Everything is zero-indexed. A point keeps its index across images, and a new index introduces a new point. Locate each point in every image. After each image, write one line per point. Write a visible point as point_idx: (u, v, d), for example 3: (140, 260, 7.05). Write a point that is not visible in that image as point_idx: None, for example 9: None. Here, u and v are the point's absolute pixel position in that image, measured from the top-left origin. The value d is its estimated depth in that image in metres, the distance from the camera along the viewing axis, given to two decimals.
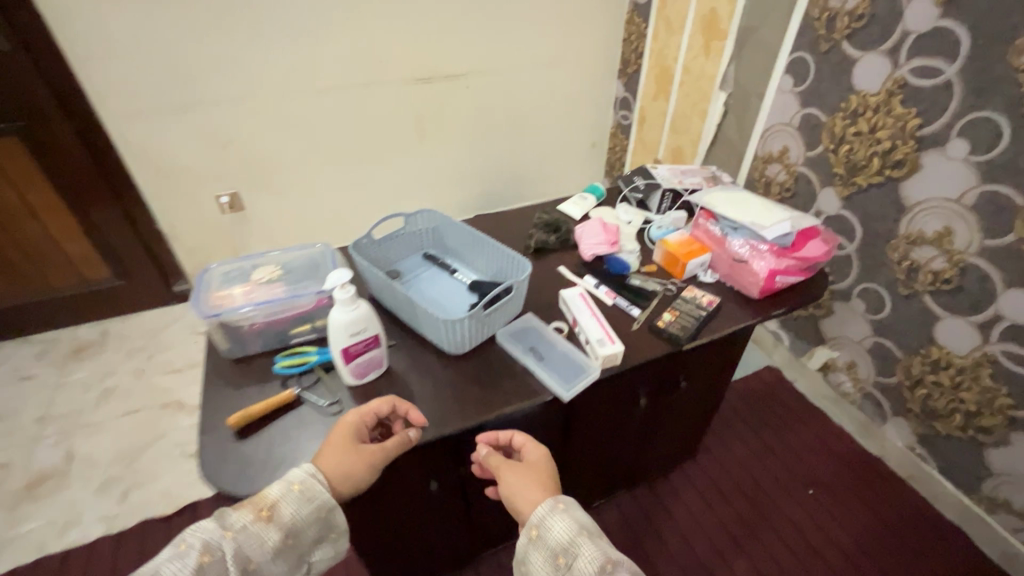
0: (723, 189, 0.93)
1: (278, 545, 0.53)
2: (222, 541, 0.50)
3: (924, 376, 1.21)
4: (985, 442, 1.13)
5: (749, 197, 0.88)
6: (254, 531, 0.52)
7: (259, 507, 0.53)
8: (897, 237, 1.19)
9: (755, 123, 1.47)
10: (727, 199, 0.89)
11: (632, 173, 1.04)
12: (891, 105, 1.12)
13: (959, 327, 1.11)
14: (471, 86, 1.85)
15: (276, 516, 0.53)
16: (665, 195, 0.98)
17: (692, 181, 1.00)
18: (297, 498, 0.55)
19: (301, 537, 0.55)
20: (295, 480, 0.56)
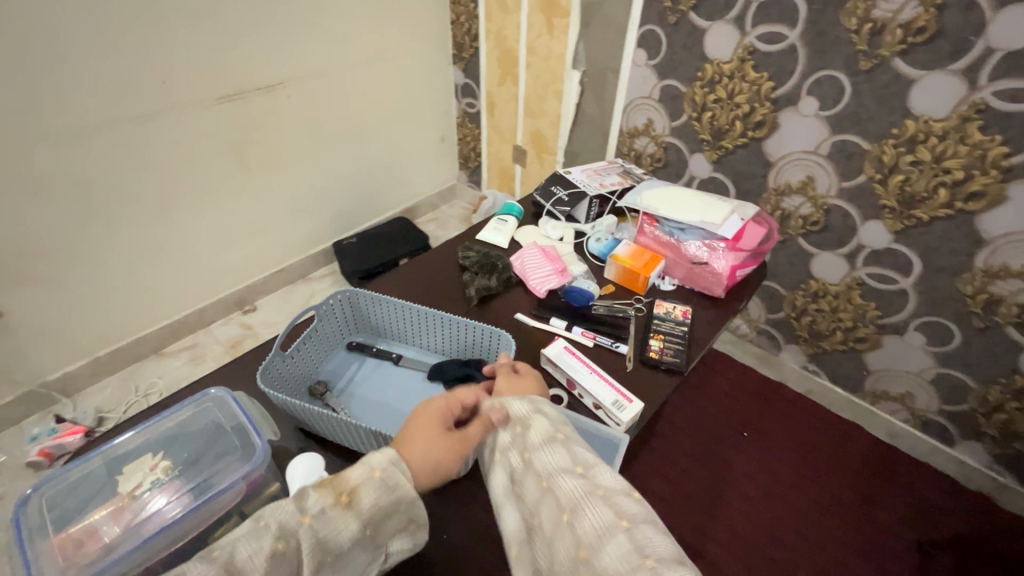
0: (654, 186, 0.88)
1: (356, 536, 0.47)
2: (300, 530, 0.44)
3: (807, 306, 1.37)
4: (862, 349, 1.32)
5: (687, 193, 0.84)
6: (333, 518, 0.45)
7: (339, 491, 0.46)
8: (767, 191, 1.29)
9: (616, 99, 1.47)
10: (665, 198, 0.84)
11: (548, 183, 0.94)
12: (745, 71, 1.18)
13: (830, 260, 1.26)
14: (293, 96, 1.53)
15: (355, 506, 0.46)
16: (593, 203, 0.90)
17: (612, 181, 0.94)
18: (379, 489, 0.47)
19: (379, 528, 0.48)
20: (376, 467, 0.48)
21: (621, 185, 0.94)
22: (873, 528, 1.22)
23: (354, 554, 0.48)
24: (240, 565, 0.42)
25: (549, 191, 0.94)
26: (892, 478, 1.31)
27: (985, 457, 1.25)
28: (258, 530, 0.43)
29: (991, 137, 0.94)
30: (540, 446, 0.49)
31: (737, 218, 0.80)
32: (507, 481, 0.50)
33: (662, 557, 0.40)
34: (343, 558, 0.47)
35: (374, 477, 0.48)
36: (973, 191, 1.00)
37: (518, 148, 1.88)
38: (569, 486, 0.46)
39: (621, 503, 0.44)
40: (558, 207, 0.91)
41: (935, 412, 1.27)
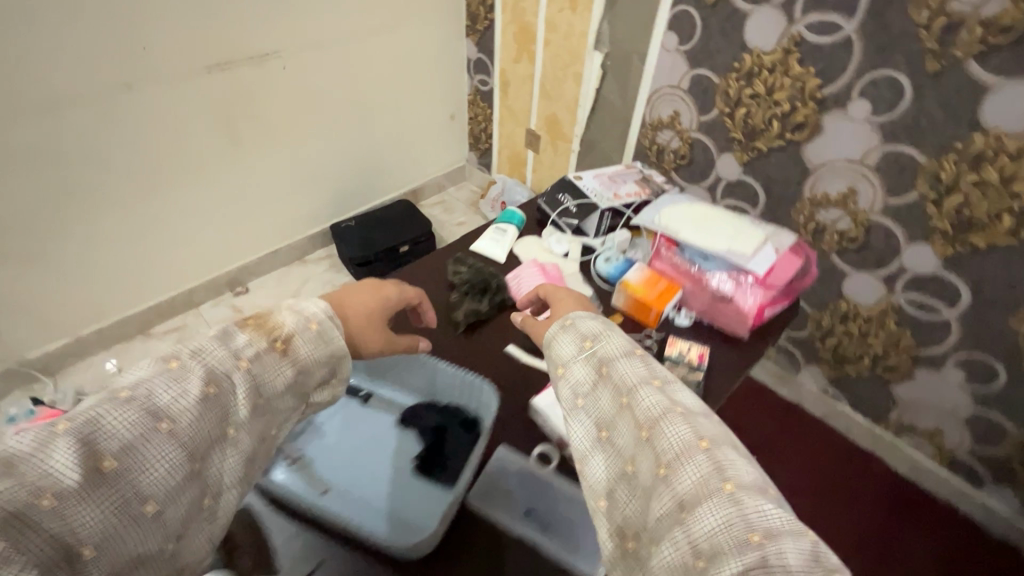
0: (677, 200, 0.78)
1: (287, 382, 0.51)
2: (234, 371, 0.47)
3: (835, 327, 1.25)
4: (892, 379, 1.21)
5: (715, 214, 0.74)
6: (266, 362, 0.49)
7: (273, 338, 0.51)
8: (801, 200, 1.16)
9: (640, 87, 1.34)
10: (689, 216, 0.74)
11: (555, 191, 0.84)
12: (789, 65, 1.04)
13: (867, 281, 1.14)
14: (287, 67, 1.41)
15: (290, 349, 0.51)
16: (604, 216, 0.80)
17: (628, 190, 0.84)
18: (313, 339, 0.53)
19: (310, 376, 0.53)
20: (312, 320, 0.54)
21: (638, 197, 0.84)
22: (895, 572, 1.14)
23: (278, 402, 0.51)
24: (166, 409, 0.43)
25: (555, 199, 0.84)
26: (911, 517, 1.23)
27: (1016, 505, 1.15)
28: (177, 374, 0.44)
29: None
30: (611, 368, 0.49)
31: (771, 249, 0.69)
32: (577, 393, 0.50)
33: (748, 484, 0.39)
34: (269, 408, 0.50)
35: (310, 329, 0.54)
36: None
37: (531, 132, 1.75)
38: (648, 402, 0.45)
39: (694, 422, 0.43)
40: (564, 218, 0.81)
41: (966, 452, 1.17)
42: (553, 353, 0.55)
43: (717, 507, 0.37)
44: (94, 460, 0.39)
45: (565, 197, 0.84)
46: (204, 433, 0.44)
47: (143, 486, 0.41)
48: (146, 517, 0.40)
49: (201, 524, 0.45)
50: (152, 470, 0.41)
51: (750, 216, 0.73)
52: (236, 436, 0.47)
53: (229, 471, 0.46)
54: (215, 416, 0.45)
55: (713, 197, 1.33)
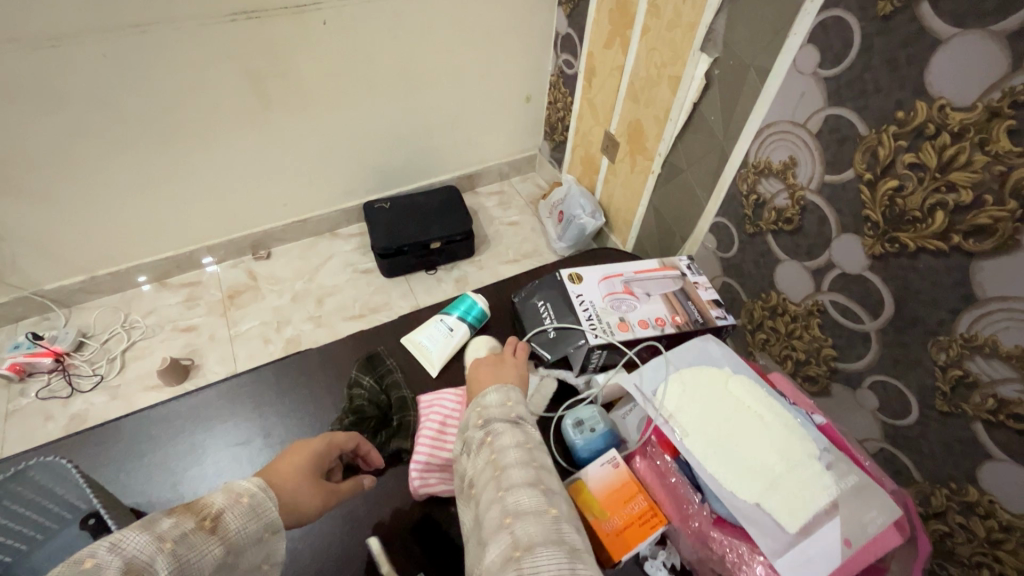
0: (710, 374, 0.55)
1: (219, 565, 0.41)
2: (157, 556, 0.38)
3: (948, 514, 0.85)
4: None
5: (756, 424, 0.51)
6: (194, 543, 0.40)
7: (202, 516, 0.42)
8: (949, 333, 0.77)
9: (751, 114, 0.97)
10: (715, 416, 0.51)
11: (543, 301, 0.70)
12: (989, 134, 0.64)
13: (1020, 479, 0.74)
14: (330, 23, 1.21)
15: (221, 528, 0.42)
16: (593, 353, 0.63)
17: (640, 316, 0.66)
18: (247, 512, 0.44)
19: (243, 558, 0.43)
20: (244, 492, 0.45)
21: (655, 327, 0.65)
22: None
23: None
24: None
25: (537, 312, 0.69)
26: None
27: None
28: (91, 570, 0.35)
29: None
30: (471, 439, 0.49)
31: (834, 534, 0.44)
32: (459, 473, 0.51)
33: (518, 485, 0.44)
34: None
35: (241, 503, 0.44)
36: None
37: (609, 136, 1.43)
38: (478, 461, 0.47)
39: (500, 452, 0.47)
40: (541, 344, 0.65)
41: None
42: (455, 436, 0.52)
43: (494, 529, 0.42)
44: None
45: (549, 311, 0.68)
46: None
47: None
48: None
49: None
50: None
51: (819, 451, 0.48)
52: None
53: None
54: None
55: (816, 284, 0.96)
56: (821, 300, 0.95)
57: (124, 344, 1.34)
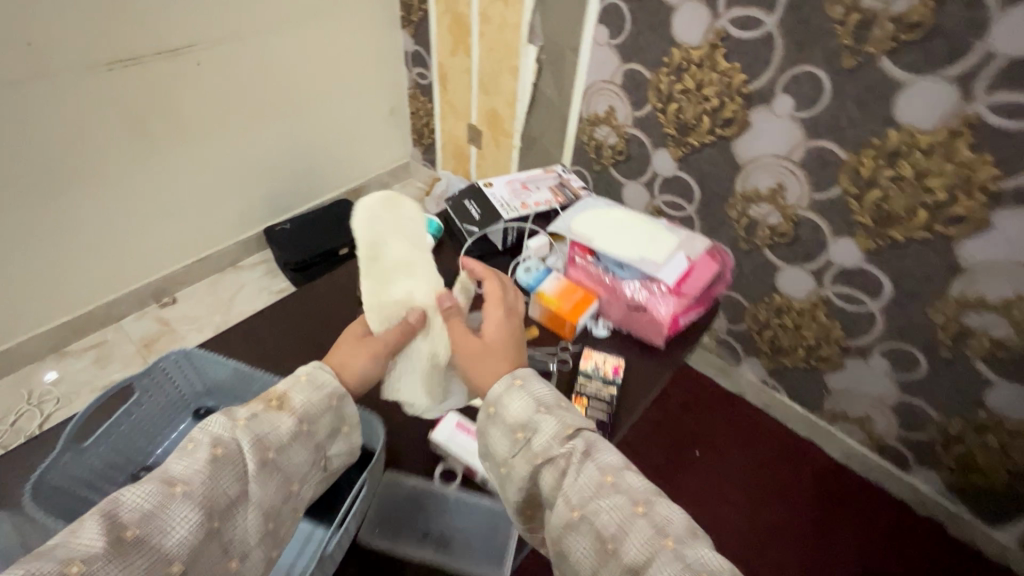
0: (590, 206, 0.78)
1: (297, 430, 0.48)
2: (235, 430, 0.46)
3: (770, 320, 1.26)
4: (825, 369, 1.23)
5: (626, 220, 0.74)
6: (267, 418, 0.48)
7: (269, 399, 0.50)
8: (734, 195, 1.15)
9: (575, 82, 1.31)
10: (602, 224, 0.74)
11: (462, 196, 0.86)
12: (715, 59, 1.03)
13: (797, 274, 1.15)
14: (204, 62, 1.32)
15: (289, 404, 0.50)
16: (509, 229, 0.82)
17: (538, 199, 0.86)
18: (307, 389, 0.51)
19: (319, 424, 0.51)
20: (302, 372, 0.53)
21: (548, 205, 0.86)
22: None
23: (296, 456, 0.48)
24: (177, 475, 0.41)
25: (461, 204, 0.85)
26: (830, 494, 1.28)
27: (938, 486, 1.19)
28: (186, 448, 0.43)
29: (981, 157, 0.83)
30: (559, 455, 0.48)
31: (683, 257, 0.69)
32: (519, 488, 0.49)
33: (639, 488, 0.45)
34: (285, 460, 0.47)
35: (300, 382, 0.52)
36: (954, 215, 0.89)
37: (472, 128, 1.70)
38: (579, 480, 0.46)
39: (600, 461, 0.47)
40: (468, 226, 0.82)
41: (893, 437, 1.20)
42: (499, 438, 0.51)
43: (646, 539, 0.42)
44: (114, 531, 0.38)
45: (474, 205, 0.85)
46: (225, 494, 0.43)
47: (167, 554, 0.38)
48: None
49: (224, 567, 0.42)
50: (176, 534, 0.39)
51: (664, 223, 0.73)
52: (263, 496, 0.45)
53: (255, 531, 0.44)
54: (230, 472, 0.43)
55: (651, 193, 1.31)
56: (657, 203, 1.31)
57: (40, 418, 1.27)
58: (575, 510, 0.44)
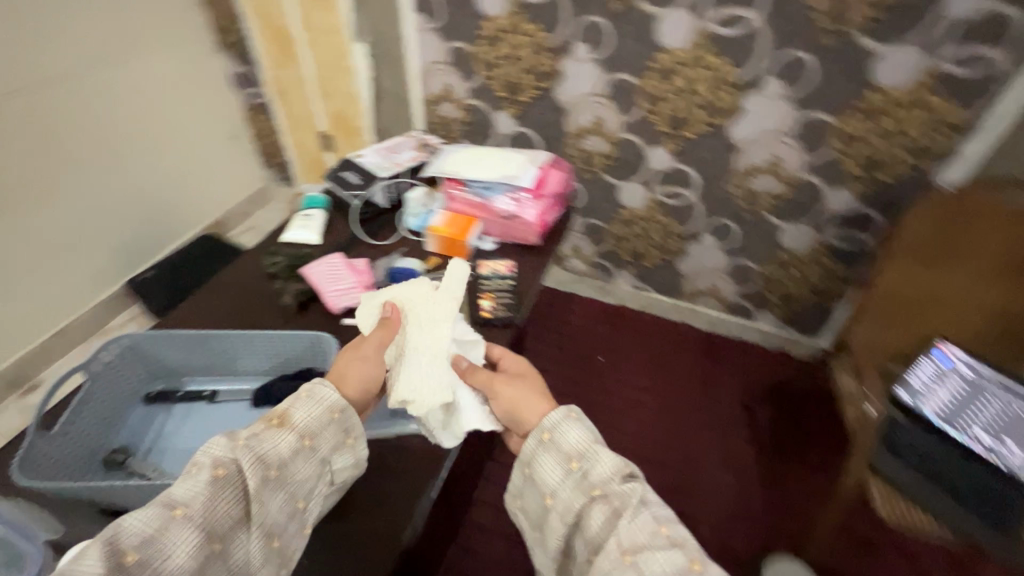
0: (452, 150, 0.91)
1: (297, 448, 0.53)
2: (236, 450, 0.50)
3: (625, 232, 1.51)
4: (675, 259, 1.51)
5: (483, 153, 0.88)
6: (267, 436, 0.52)
7: (271, 416, 0.54)
8: (568, 136, 1.37)
9: (410, 69, 1.43)
10: (466, 161, 0.87)
11: (337, 170, 0.94)
12: (520, 25, 1.22)
13: (632, 188, 1.41)
14: (3, 118, 1.22)
15: (287, 422, 0.54)
16: (388, 186, 0.91)
17: (406, 156, 0.96)
18: (307, 407, 0.55)
19: (321, 440, 0.55)
20: (303, 391, 0.56)
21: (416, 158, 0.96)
22: (718, 419, 1.42)
23: (299, 471, 0.53)
24: (181, 497, 0.46)
25: (339, 177, 0.92)
26: (704, 355, 1.56)
27: (776, 322, 1.52)
28: (192, 469, 0.48)
29: (722, 61, 1.11)
30: (617, 494, 0.49)
31: (535, 170, 0.85)
32: (565, 523, 0.51)
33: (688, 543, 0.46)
34: (286, 476, 0.52)
35: (302, 400, 0.56)
36: (720, 108, 1.18)
37: (323, 135, 1.74)
38: (630, 526, 0.47)
39: (654, 513, 0.48)
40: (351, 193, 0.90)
41: (735, 295, 1.52)
42: (554, 466, 0.53)
43: None
44: (119, 555, 0.42)
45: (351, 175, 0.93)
46: (225, 514, 0.47)
47: None
48: None
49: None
50: (176, 557, 0.44)
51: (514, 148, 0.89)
52: (261, 515, 0.49)
53: (259, 552, 0.49)
54: (231, 491, 0.48)
55: None
56: None
57: None
58: (628, 553, 0.45)
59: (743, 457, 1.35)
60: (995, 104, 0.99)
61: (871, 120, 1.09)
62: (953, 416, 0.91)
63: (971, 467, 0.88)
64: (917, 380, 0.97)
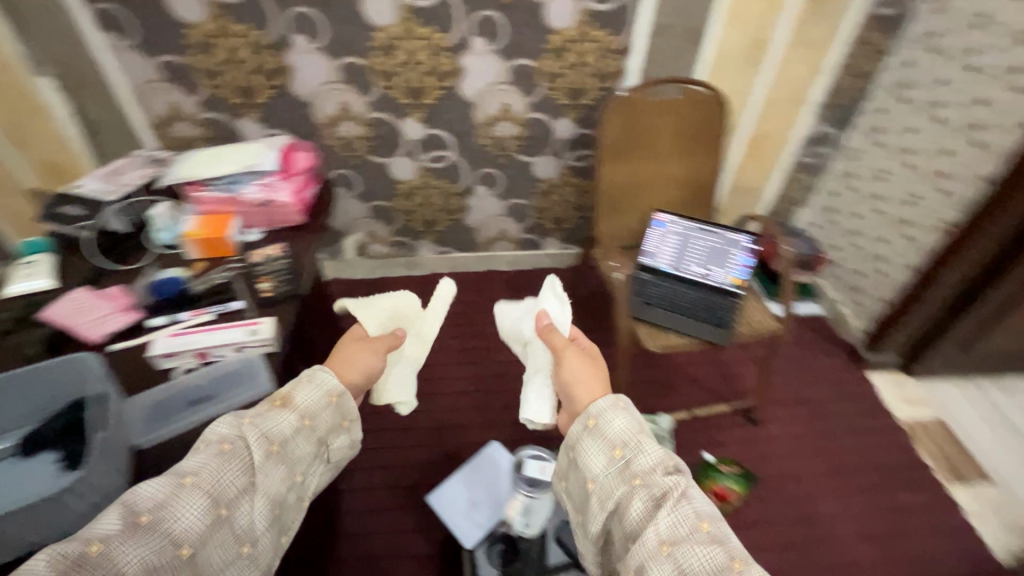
0: (186, 158, 0.90)
1: (298, 425, 0.60)
2: (243, 428, 0.56)
3: (409, 204, 1.62)
4: (461, 216, 1.67)
5: (219, 152, 0.89)
6: (271, 416, 0.59)
7: (273, 399, 0.61)
8: (321, 127, 1.41)
9: (118, 95, 1.29)
10: (203, 165, 0.88)
11: (51, 208, 0.85)
12: (228, 27, 1.20)
13: (400, 161, 1.51)
14: None
15: (291, 403, 0.61)
16: (123, 211, 0.86)
17: (135, 177, 0.91)
18: (307, 388, 0.63)
19: (319, 420, 0.62)
20: (303, 376, 0.64)
21: (146, 177, 0.92)
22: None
23: (297, 447, 0.59)
24: (189, 468, 0.51)
25: (57, 215, 0.84)
26: (515, 292, 1.76)
27: (558, 244, 1.79)
28: (206, 446, 0.54)
29: (431, 29, 1.25)
30: (659, 485, 0.55)
31: (276, 154, 0.89)
32: (608, 507, 0.57)
33: (723, 537, 0.51)
34: (287, 454, 0.58)
35: (301, 383, 0.63)
36: (444, 72, 1.33)
37: None
38: (668, 519, 0.52)
39: (692, 508, 0.53)
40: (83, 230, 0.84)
41: (520, 232, 1.74)
42: (598, 451, 0.60)
43: None
44: (133, 516, 0.47)
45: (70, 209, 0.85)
46: (230, 484, 0.53)
47: (177, 537, 0.48)
48: (180, 559, 0.47)
49: (232, 534, 0.52)
50: (186, 519, 0.48)
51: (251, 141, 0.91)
52: (263, 485, 0.55)
53: (259, 519, 0.54)
54: (236, 465, 0.54)
55: None
56: None
57: None
58: (667, 544, 0.51)
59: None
60: (633, 26, 1.29)
61: (560, 57, 1.33)
62: (678, 265, 1.28)
63: (694, 294, 1.25)
64: (653, 248, 1.31)
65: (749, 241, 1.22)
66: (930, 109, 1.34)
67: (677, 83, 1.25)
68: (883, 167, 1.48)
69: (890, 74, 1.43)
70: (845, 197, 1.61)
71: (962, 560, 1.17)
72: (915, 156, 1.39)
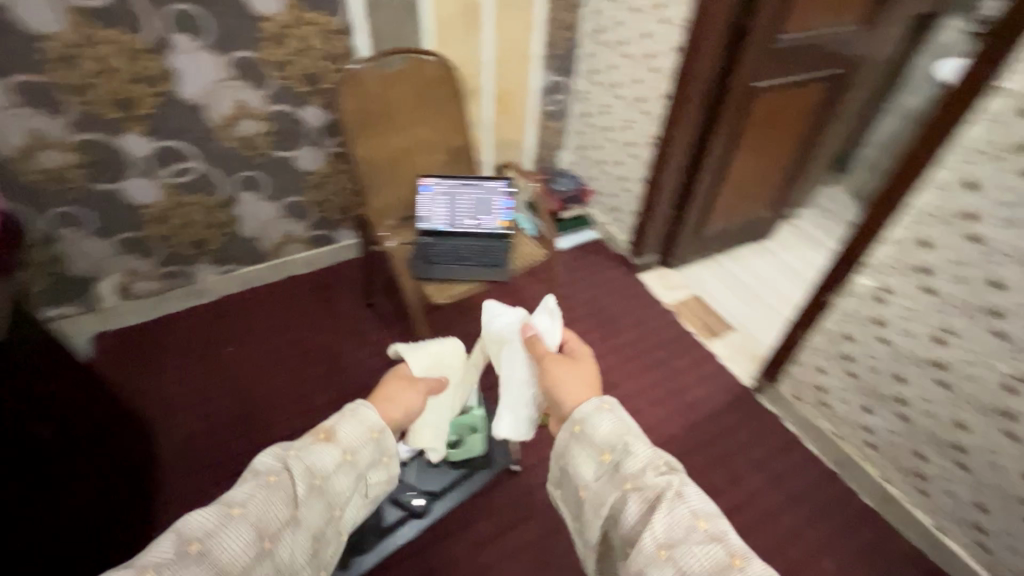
0: None
1: (340, 461, 0.60)
2: (289, 459, 0.58)
3: (166, 228, 1.47)
4: (234, 228, 1.56)
5: None
6: (316, 450, 0.60)
7: (318, 432, 0.62)
8: (12, 162, 1.19)
9: None
10: None
11: None
12: None
13: (135, 184, 1.35)
14: None
15: (335, 438, 0.62)
16: None
17: None
18: (352, 422, 0.64)
19: (360, 455, 0.63)
20: (348, 411, 0.65)
21: None
22: (351, 325, 1.61)
23: (336, 485, 0.60)
24: (236, 500, 0.53)
25: None
26: (320, 291, 1.71)
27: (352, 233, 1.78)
28: (254, 478, 0.55)
29: (116, 32, 1.13)
30: (650, 487, 0.57)
31: None
32: (603, 511, 0.59)
33: (719, 530, 0.54)
34: (328, 491, 0.60)
35: (346, 417, 0.64)
36: (152, 76, 1.22)
37: None
38: (665, 522, 0.54)
39: (688, 508, 0.55)
40: None
41: (307, 231, 1.69)
42: (589, 453, 0.62)
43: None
44: (184, 543, 0.48)
45: None
46: (273, 517, 0.53)
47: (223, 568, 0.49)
48: None
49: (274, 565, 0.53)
50: (231, 550, 0.50)
51: None
52: (303, 519, 0.56)
53: (298, 553, 0.56)
54: (279, 499, 0.55)
55: None
56: None
57: None
58: (665, 548, 0.53)
59: (384, 336, 1.59)
60: (345, 4, 1.31)
61: (282, 44, 1.30)
62: (453, 221, 1.40)
63: (475, 243, 1.39)
64: (428, 214, 1.41)
65: (505, 185, 1.41)
66: (620, 47, 1.60)
67: (392, 55, 1.39)
68: (604, 101, 1.74)
69: (588, 22, 1.68)
70: (588, 134, 1.87)
71: (722, 394, 1.49)
72: (621, 88, 1.65)
